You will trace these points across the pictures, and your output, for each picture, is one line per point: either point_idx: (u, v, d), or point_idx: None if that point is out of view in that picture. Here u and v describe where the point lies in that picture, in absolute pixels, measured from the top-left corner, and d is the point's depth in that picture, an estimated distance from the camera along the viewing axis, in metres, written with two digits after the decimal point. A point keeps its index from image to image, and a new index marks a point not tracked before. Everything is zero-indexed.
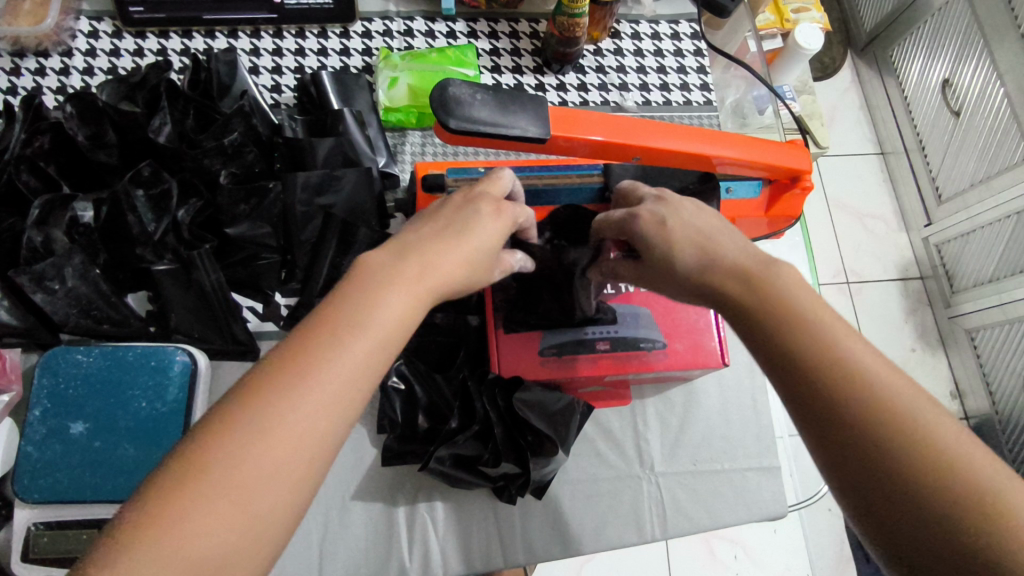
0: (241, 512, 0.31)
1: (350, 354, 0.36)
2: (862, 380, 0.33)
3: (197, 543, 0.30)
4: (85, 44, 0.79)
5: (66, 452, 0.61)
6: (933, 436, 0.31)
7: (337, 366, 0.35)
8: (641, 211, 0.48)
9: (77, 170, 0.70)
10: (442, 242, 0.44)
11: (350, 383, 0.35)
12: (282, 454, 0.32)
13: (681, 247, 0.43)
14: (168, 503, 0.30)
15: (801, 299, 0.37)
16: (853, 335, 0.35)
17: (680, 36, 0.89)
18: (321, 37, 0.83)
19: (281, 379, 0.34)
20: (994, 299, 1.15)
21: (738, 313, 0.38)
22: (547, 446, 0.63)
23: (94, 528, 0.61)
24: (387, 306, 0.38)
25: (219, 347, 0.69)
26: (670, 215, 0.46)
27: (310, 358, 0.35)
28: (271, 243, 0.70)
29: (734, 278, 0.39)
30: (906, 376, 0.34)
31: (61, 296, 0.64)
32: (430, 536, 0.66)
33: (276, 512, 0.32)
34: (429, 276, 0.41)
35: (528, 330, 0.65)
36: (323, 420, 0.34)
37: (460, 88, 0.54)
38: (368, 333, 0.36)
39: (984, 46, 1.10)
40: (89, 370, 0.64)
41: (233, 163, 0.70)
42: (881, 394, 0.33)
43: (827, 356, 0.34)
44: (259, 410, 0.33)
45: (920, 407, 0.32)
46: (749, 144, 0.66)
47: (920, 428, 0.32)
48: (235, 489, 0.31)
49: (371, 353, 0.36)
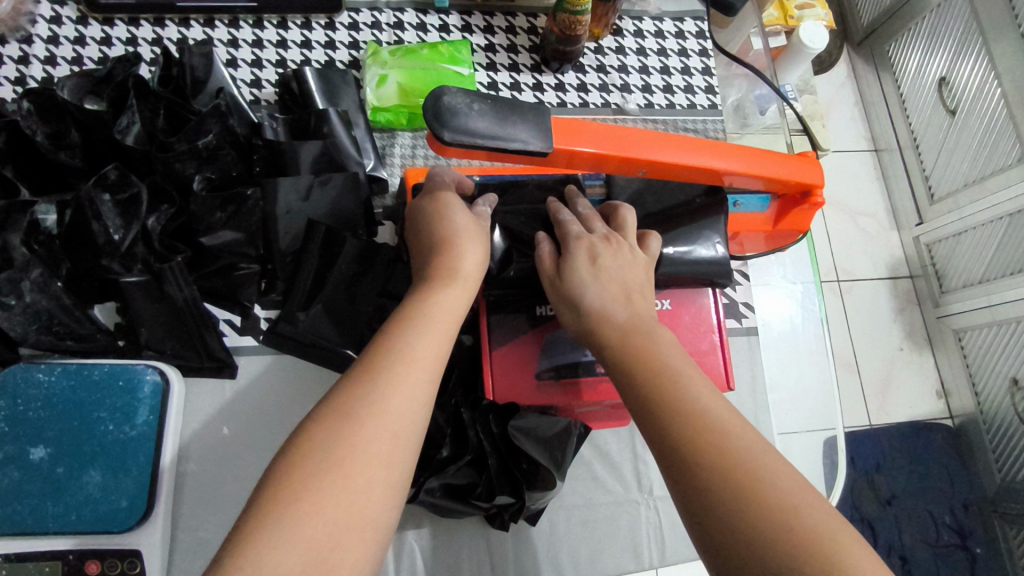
0: (349, 479, 0.36)
1: (420, 343, 0.44)
2: (728, 445, 0.40)
3: (329, 496, 0.36)
4: (47, 30, 0.72)
5: (25, 480, 0.57)
6: (777, 493, 0.37)
7: (407, 360, 0.43)
8: (569, 296, 0.54)
9: (36, 170, 0.64)
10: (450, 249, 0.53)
11: (424, 365, 0.43)
12: (373, 433, 0.38)
13: (602, 327, 0.51)
14: (299, 467, 0.37)
15: (688, 381, 0.45)
16: (728, 413, 0.42)
17: (684, 34, 0.85)
18: (305, 28, 0.78)
19: (365, 374, 0.41)
20: (982, 300, 1.13)
21: (647, 386, 0.45)
22: (544, 474, 0.59)
23: (57, 560, 0.57)
24: (439, 316, 0.47)
25: (193, 364, 0.64)
26: (583, 299, 0.53)
27: (398, 347, 0.43)
28: (250, 253, 0.66)
29: (638, 363, 0.47)
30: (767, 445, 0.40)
31: (18, 312, 0.59)
32: (418, 565, 0.63)
33: (376, 486, 0.37)
34: (462, 294, 0.50)
35: (525, 353, 0.62)
36: (405, 407, 0.41)
37: (454, 97, 0.49)
38: (422, 335, 0.45)
39: (982, 45, 1.08)
40: (51, 390, 0.59)
41: (208, 167, 0.65)
42: (745, 456, 0.39)
43: (702, 427, 0.41)
44: (349, 400, 0.40)
45: (770, 468, 0.38)
46: (755, 157, 0.61)
47: (771, 487, 0.37)
48: (354, 448, 0.38)
49: (434, 354, 0.45)
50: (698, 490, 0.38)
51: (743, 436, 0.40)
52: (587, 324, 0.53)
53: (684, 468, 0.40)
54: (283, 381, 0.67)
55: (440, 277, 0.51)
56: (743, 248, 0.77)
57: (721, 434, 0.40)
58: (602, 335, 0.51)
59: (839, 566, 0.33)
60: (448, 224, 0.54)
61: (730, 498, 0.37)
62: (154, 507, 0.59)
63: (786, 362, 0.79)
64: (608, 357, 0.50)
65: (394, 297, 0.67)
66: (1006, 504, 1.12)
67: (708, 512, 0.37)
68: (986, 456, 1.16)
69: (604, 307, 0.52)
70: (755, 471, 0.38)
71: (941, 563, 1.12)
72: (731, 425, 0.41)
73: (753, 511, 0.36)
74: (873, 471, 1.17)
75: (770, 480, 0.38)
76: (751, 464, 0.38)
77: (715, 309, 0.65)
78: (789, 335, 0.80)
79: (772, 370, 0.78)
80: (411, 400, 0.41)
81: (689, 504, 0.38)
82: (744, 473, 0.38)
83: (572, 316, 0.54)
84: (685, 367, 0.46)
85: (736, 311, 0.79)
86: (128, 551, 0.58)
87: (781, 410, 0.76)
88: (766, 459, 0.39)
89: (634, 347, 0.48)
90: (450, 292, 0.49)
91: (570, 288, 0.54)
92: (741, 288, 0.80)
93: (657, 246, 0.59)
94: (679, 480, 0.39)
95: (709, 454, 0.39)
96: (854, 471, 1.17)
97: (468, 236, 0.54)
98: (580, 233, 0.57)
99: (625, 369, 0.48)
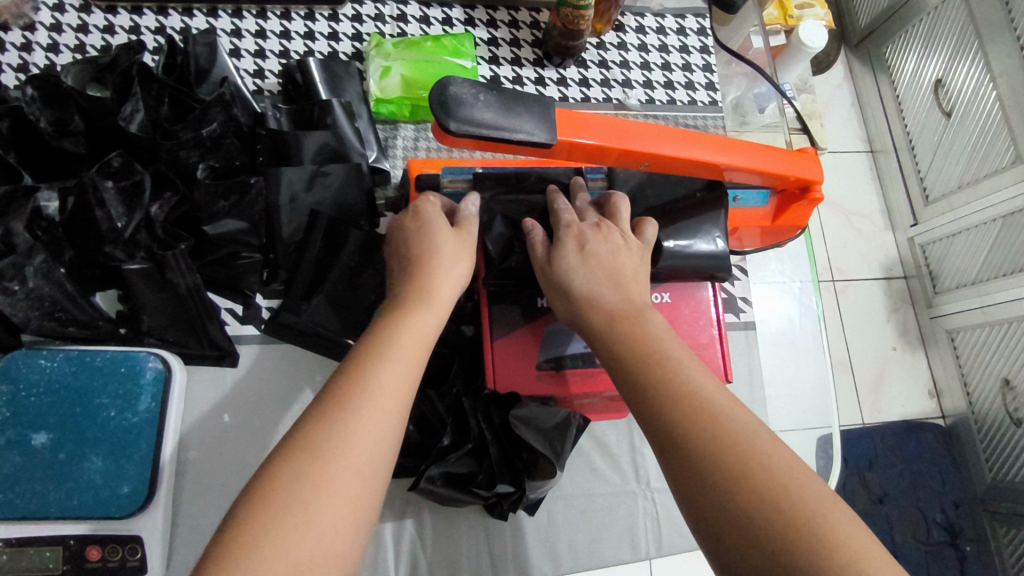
0: (325, 494, 0.37)
1: (397, 359, 0.45)
2: (718, 421, 0.41)
3: (305, 511, 0.36)
4: (49, 17, 0.72)
5: (27, 465, 0.57)
6: (768, 467, 0.38)
7: (386, 375, 0.43)
8: (562, 284, 0.54)
9: (39, 158, 0.65)
10: (428, 264, 0.54)
11: (400, 380, 0.44)
12: (348, 455, 0.39)
13: (596, 314, 0.52)
14: (276, 482, 0.37)
15: (679, 364, 0.45)
16: (716, 393, 0.43)
17: (686, 31, 0.86)
18: (309, 19, 0.78)
19: (344, 388, 0.42)
20: (975, 301, 1.15)
21: (638, 371, 0.46)
22: (544, 463, 0.60)
23: (57, 545, 0.57)
24: (417, 329, 0.48)
25: (194, 351, 0.65)
26: (574, 285, 0.54)
27: (376, 364, 0.44)
28: (253, 242, 0.66)
29: (629, 350, 0.47)
30: (758, 423, 0.41)
31: (22, 297, 0.59)
32: (418, 553, 0.64)
33: (350, 507, 0.38)
34: (435, 311, 0.51)
35: (526, 344, 0.62)
36: (379, 427, 0.41)
37: (461, 87, 0.50)
38: (399, 350, 0.46)
39: (978, 48, 1.09)
40: (53, 376, 0.59)
41: (212, 155, 0.65)
42: (733, 433, 0.40)
43: (691, 407, 0.42)
44: (322, 423, 0.40)
45: (758, 442, 0.39)
46: (752, 152, 0.62)
47: (761, 462, 0.38)
48: (330, 463, 0.38)
49: (409, 372, 0.45)
50: (690, 470, 0.39)
51: (733, 416, 0.41)
52: (578, 310, 0.53)
53: (676, 447, 0.40)
54: (286, 371, 0.68)
55: (416, 292, 0.51)
56: (740, 244, 0.78)
57: (715, 417, 0.41)
58: (595, 321, 0.51)
59: (828, 536, 0.34)
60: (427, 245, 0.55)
61: (720, 474, 0.38)
62: (156, 493, 0.59)
63: (784, 357, 0.80)
64: (600, 345, 0.50)
65: None
66: (996, 503, 1.13)
67: (702, 494, 0.38)
68: (976, 454, 1.17)
69: (594, 292, 0.53)
70: (745, 449, 0.39)
71: (931, 561, 1.14)
72: (722, 408, 0.42)
73: (743, 487, 0.37)
74: (866, 469, 1.18)
75: (758, 456, 0.38)
76: (745, 445, 0.39)
77: (715, 303, 0.66)
78: (785, 331, 0.81)
79: (769, 365, 0.79)
80: (387, 416, 0.42)
81: (683, 486, 0.39)
82: (738, 455, 0.38)
83: (562, 303, 0.54)
84: (678, 350, 0.47)
85: (735, 306, 0.80)
86: (128, 537, 0.58)
87: (777, 405, 0.77)
88: (758, 440, 0.39)
89: (624, 332, 0.49)
90: (424, 312, 0.50)
91: (563, 274, 0.55)
92: (740, 283, 0.81)
93: (652, 233, 0.60)
94: (673, 461, 0.40)
95: (701, 439, 0.40)
96: (846, 468, 1.18)
97: (451, 250, 0.55)
98: (572, 220, 0.58)
99: (616, 356, 0.48)
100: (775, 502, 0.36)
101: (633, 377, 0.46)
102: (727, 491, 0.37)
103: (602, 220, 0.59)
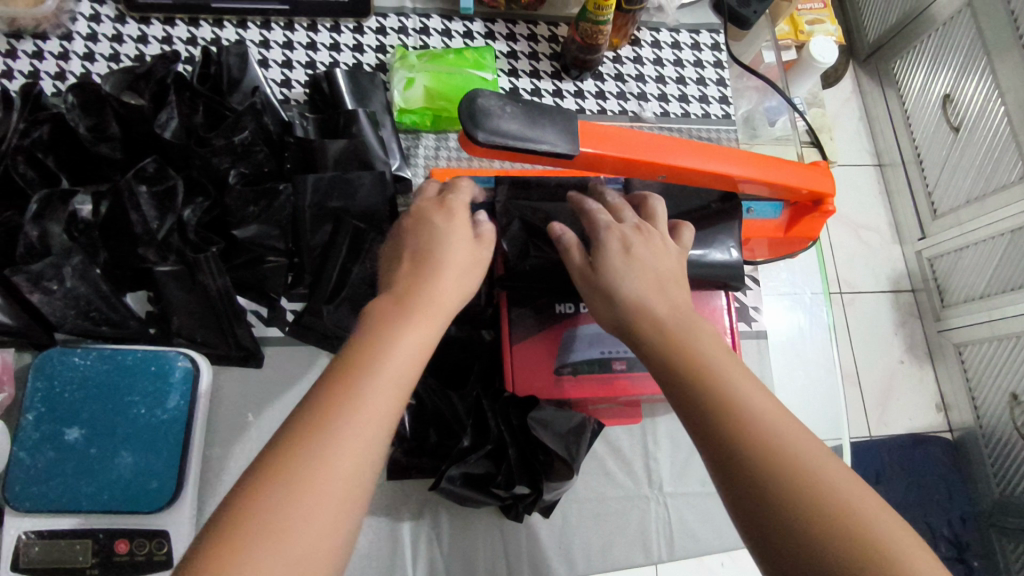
0: (291, 533, 0.35)
1: (382, 381, 0.42)
2: (778, 441, 0.41)
3: (272, 551, 0.34)
4: (86, 27, 0.75)
5: (60, 459, 0.59)
6: (830, 489, 0.39)
7: (367, 402, 0.41)
8: (610, 291, 0.54)
9: (76, 162, 0.67)
10: (421, 275, 0.51)
11: (386, 405, 0.41)
12: (326, 488, 0.37)
13: (641, 321, 0.51)
14: (241, 515, 0.35)
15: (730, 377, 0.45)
16: (772, 408, 0.43)
17: (700, 46, 0.88)
18: (334, 31, 0.80)
19: (325, 413, 0.39)
20: (982, 315, 1.16)
21: (690, 384, 0.45)
22: (559, 467, 0.62)
23: (88, 538, 0.59)
24: (408, 346, 0.45)
25: (222, 351, 0.67)
26: (620, 290, 0.54)
27: (360, 388, 0.41)
28: (280, 246, 0.68)
29: (679, 361, 0.47)
30: (816, 443, 0.42)
31: (59, 297, 0.61)
32: (435, 553, 0.65)
33: (318, 542, 0.36)
34: (429, 323, 0.48)
35: (542, 349, 0.63)
36: (364, 451, 0.39)
37: (488, 100, 0.52)
38: (387, 369, 0.43)
39: (987, 64, 1.11)
40: (87, 373, 0.61)
41: (242, 163, 0.67)
42: (794, 453, 0.40)
43: (750, 426, 0.42)
44: (306, 444, 0.38)
45: (819, 463, 0.40)
46: (768, 165, 0.64)
47: (822, 484, 0.39)
48: (298, 497, 0.36)
49: (396, 391, 0.42)
50: (752, 491, 0.39)
51: (791, 435, 0.42)
52: (623, 317, 0.53)
53: (734, 467, 0.41)
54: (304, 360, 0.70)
55: (407, 303, 0.48)
56: (752, 254, 0.80)
57: (772, 439, 0.41)
58: (643, 329, 0.51)
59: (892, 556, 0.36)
60: (441, 254, 0.52)
61: (782, 497, 0.39)
62: (182, 492, 0.60)
63: (794, 366, 0.81)
64: (648, 353, 0.50)
65: None
66: (1004, 518, 1.13)
67: (765, 516, 0.39)
68: (984, 469, 1.17)
69: (641, 298, 0.52)
70: (808, 471, 0.39)
71: None
72: (779, 427, 0.42)
73: (808, 510, 0.38)
74: (873, 481, 1.19)
75: (821, 479, 0.39)
76: (786, 451, 0.40)
77: (729, 311, 0.67)
78: (795, 340, 0.82)
79: (779, 373, 0.80)
80: (368, 444, 0.39)
81: (742, 505, 0.40)
82: (800, 477, 0.39)
83: (608, 309, 0.54)
84: (727, 361, 0.47)
85: (747, 315, 0.82)
86: (156, 532, 0.59)
87: None
88: (818, 463, 0.40)
89: (672, 343, 0.49)
90: (417, 323, 0.47)
91: (609, 280, 0.54)
92: (752, 293, 0.83)
93: (689, 237, 0.61)
94: (730, 480, 0.41)
95: (762, 459, 0.40)
96: None
97: (442, 263, 0.52)
98: (613, 227, 0.58)
99: (665, 367, 0.48)
100: (841, 524, 0.37)
101: (682, 393, 0.46)
102: (790, 514, 0.38)
103: (641, 222, 0.60)
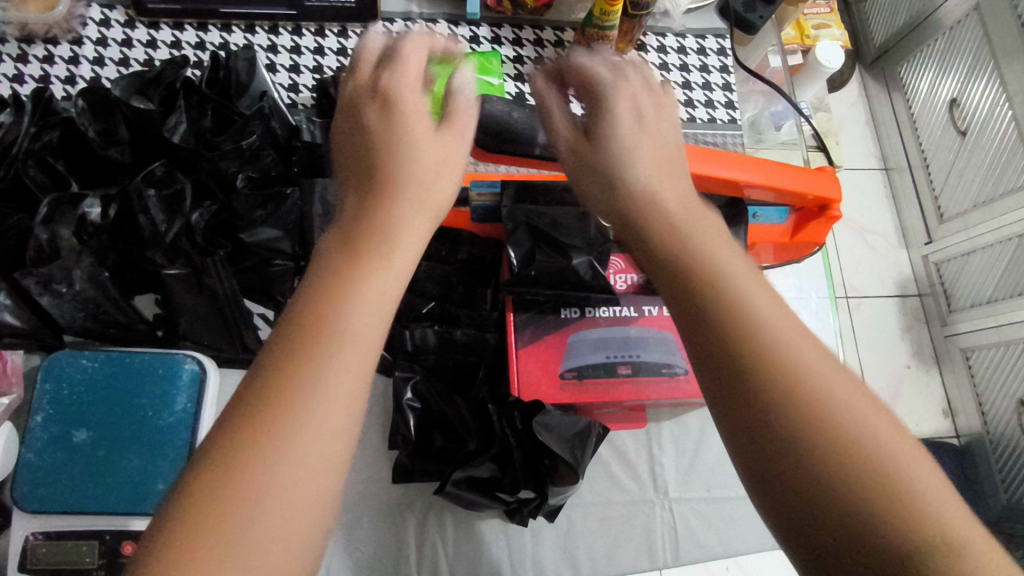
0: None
1: (329, 362, 0.33)
2: (836, 420, 0.30)
3: None
4: (96, 32, 0.76)
5: (68, 461, 0.59)
6: (902, 486, 0.29)
7: (306, 396, 0.32)
8: (611, 171, 0.43)
9: (85, 166, 0.68)
10: (377, 208, 0.40)
11: (333, 396, 0.33)
12: (263, 520, 0.29)
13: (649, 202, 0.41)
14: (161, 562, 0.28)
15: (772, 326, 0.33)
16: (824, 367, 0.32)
17: (706, 50, 0.88)
18: (341, 36, 0.80)
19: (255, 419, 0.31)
20: (990, 320, 1.15)
21: (719, 333, 0.33)
22: (565, 472, 0.62)
23: (94, 540, 0.59)
24: (358, 306, 0.35)
25: (229, 355, 0.68)
26: (620, 169, 0.43)
27: (298, 378, 0.33)
28: (286, 250, 0.68)
29: (709, 294, 0.35)
30: (883, 415, 0.31)
31: (68, 299, 0.62)
32: (440, 556, 0.66)
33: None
34: (387, 272, 0.37)
35: (548, 353, 0.64)
36: (314, 450, 0.31)
37: (494, 104, 0.53)
38: (329, 347, 0.34)
39: (994, 68, 1.10)
40: (95, 375, 0.61)
41: (250, 166, 0.68)
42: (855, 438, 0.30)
43: (799, 400, 0.31)
44: (241, 455, 0.30)
45: (887, 446, 0.30)
46: (775, 171, 0.64)
47: (892, 479, 0.29)
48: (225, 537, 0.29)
49: (344, 373, 0.33)
50: (799, 484, 0.30)
51: (851, 408, 0.31)
52: (625, 202, 0.42)
53: (777, 453, 0.30)
54: None
55: (361, 247, 0.38)
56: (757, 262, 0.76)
57: (831, 418, 0.30)
58: (654, 224, 0.39)
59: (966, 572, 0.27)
60: (405, 176, 0.41)
61: (842, 496, 0.29)
62: None
63: None
64: (665, 276, 0.37)
65: (422, 295, 0.70)
66: (1010, 526, 1.12)
67: (813, 519, 0.29)
68: (991, 476, 1.16)
69: (653, 188, 0.42)
70: (873, 459, 0.29)
71: None
72: (840, 400, 0.31)
73: (870, 511, 0.28)
74: None
75: (892, 472, 0.29)
76: (849, 428, 0.30)
77: None
78: None
79: None
80: (311, 447, 0.31)
81: (785, 502, 0.30)
82: (869, 472, 0.29)
83: (606, 196, 0.43)
84: (765, 296, 0.35)
85: None
86: None
87: None
88: (884, 448, 0.30)
89: (699, 266, 0.36)
90: (368, 274, 0.37)
91: (610, 161, 0.44)
92: None
93: None
94: (769, 469, 0.30)
95: (816, 443, 0.30)
96: None
97: (398, 191, 0.41)
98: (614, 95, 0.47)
99: (685, 308, 0.35)
100: (911, 530, 0.28)
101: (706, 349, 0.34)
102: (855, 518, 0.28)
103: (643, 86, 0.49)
